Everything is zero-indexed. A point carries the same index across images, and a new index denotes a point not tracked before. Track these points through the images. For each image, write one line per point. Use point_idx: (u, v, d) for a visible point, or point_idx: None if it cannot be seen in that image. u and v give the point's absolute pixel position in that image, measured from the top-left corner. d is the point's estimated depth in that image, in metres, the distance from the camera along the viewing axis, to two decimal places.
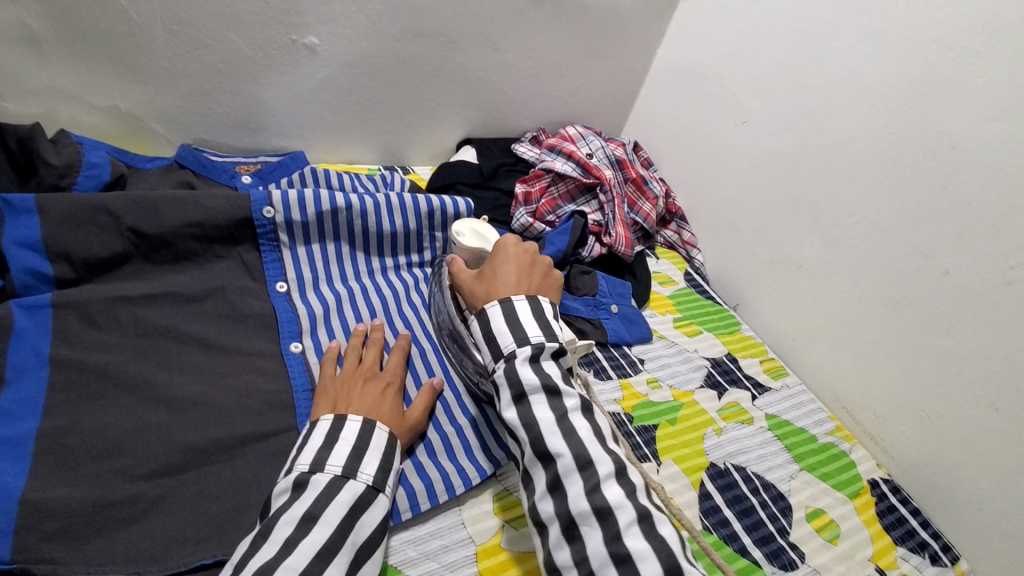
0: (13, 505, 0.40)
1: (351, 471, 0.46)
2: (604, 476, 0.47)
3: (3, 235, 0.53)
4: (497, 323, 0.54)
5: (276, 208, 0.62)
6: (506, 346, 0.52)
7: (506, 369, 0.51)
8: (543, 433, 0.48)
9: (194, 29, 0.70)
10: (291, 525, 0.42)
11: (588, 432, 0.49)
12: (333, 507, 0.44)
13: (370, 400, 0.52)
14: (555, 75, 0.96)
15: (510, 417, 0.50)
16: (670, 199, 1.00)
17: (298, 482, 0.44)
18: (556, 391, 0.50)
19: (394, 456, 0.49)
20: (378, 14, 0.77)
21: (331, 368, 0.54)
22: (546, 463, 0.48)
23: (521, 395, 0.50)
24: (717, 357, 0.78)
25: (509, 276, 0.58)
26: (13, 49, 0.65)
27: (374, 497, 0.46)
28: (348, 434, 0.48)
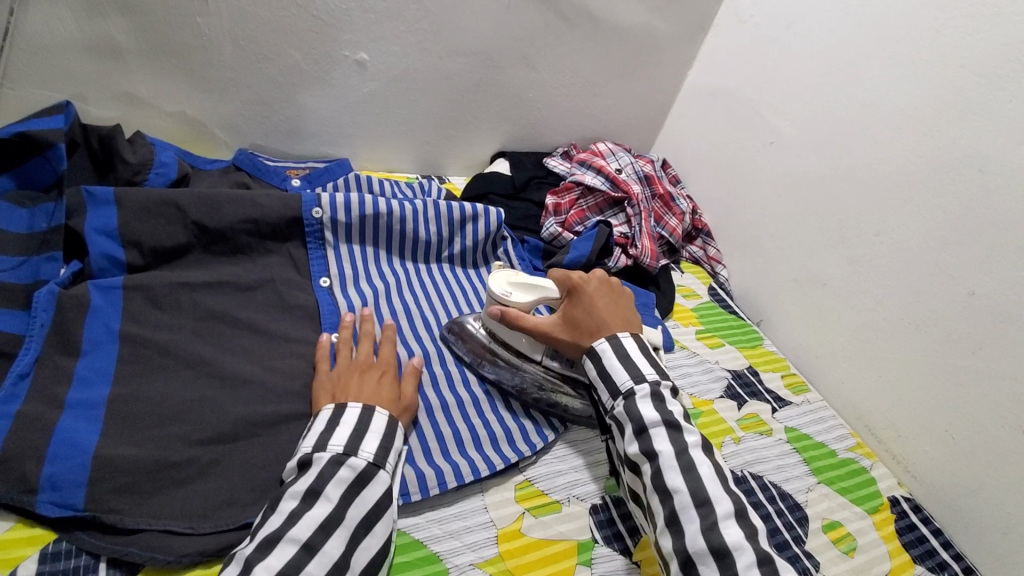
0: (88, 458, 0.45)
1: (351, 449, 0.48)
2: (724, 514, 0.47)
3: (85, 222, 0.59)
4: (611, 361, 0.56)
5: (324, 208, 0.68)
6: (622, 382, 0.55)
7: (626, 406, 0.54)
8: (661, 466, 0.50)
9: (258, 44, 0.77)
10: (296, 498, 0.44)
11: (708, 469, 0.50)
12: (333, 484, 0.45)
13: (368, 388, 0.54)
14: (588, 94, 1.00)
15: (633, 451, 0.52)
16: (696, 215, 1.02)
17: (301, 461, 0.46)
18: (678, 427, 0.52)
19: (395, 436, 0.51)
20: (424, 33, 0.83)
21: (325, 364, 0.56)
22: (664, 497, 0.49)
23: (641, 429, 0.52)
24: (739, 369, 0.80)
25: (602, 309, 0.60)
26: (99, 59, 0.72)
27: (374, 473, 0.47)
28: (349, 418, 0.50)
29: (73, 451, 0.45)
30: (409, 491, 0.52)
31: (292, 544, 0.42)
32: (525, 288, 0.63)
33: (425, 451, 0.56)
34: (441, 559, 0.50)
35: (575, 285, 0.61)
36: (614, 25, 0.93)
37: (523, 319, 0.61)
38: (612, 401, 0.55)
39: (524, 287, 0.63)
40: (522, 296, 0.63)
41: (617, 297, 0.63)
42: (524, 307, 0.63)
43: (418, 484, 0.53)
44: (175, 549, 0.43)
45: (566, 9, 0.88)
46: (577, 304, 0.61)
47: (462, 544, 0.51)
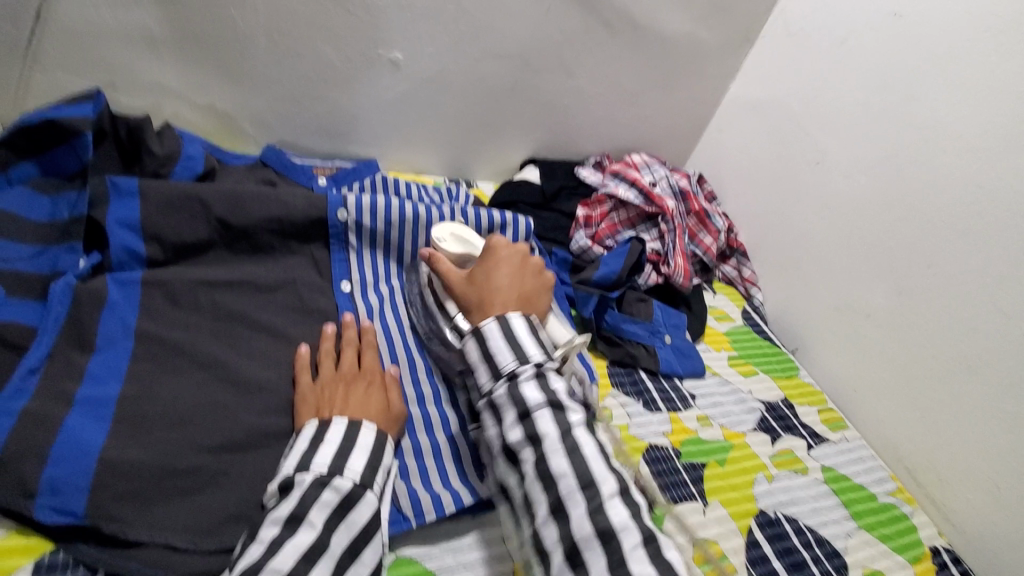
0: (92, 461, 0.43)
1: (337, 469, 0.45)
2: (609, 495, 0.44)
3: (108, 214, 0.57)
4: (494, 341, 0.52)
5: (349, 211, 0.66)
6: (504, 364, 0.51)
7: (509, 389, 0.49)
8: (546, 450, 0.47)
9: (292, 39, 0.75)
10: (276, 525, 0.42)
11: (592, 449, 0.47)
12: (317, 509, 0.43)
13: (353, 399, 0.51)
14: (624, 103, 0.97)
15: (514, 437, 0.48)
16: (732, 234, 0.98)
17: (281, 485, 0.44)
18: (562, 407, 0.49)
19: (384, 453, 0.48)
20: (460, 35, 0.80)
21: (306, 375, 0.53)
22: (546, 485, 0.46)
23: (525, 413, 0.48)
24: (773, 401, 0.75)
25: (502, 283, 0.58)
26: (132, 48, 0.71)
27: (361, 494, 0.45)
28: (333, 435, 0.47)
29: (78, 454, 0.43)
30: (423, 513, 0.49)
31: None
32: (463, 245, 0.67)
33: (440, 472, 0.53)
34: None
35: (491, 249, 0.60)
36: (655, 34, 0.90)
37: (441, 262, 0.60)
38: (492, 384, 0.51)
39: (461, 241, 0.67)
40: (452, 246, 0.66)
41: (525, 270, 0.61)
42: (450, 257, 0.66)
43: (433, 505, 0.50)
44: (177, 566, 0.41)
45: (608, 15, 0.85)
46: (482, 264, 0.60)
47: None
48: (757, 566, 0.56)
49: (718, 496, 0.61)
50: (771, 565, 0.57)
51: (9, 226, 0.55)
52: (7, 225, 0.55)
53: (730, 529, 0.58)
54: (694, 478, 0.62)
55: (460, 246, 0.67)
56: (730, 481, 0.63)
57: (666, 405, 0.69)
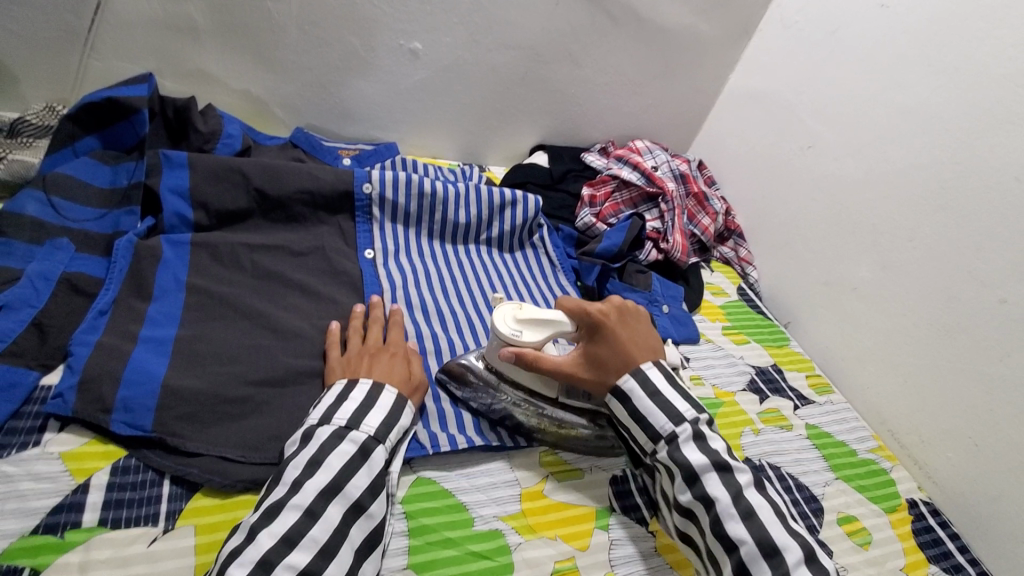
0: (157, 386, 0.49)
1: (354, 423, 0.50)
2: (795, 562, 0.46)
3: (161, 182, 0.64)
4: (646, 402, 0.55)
5: (373, 184, 0.72)
6: (661, 426, 0.53)
7: (670, 451, 0.53)
8: (720, 514, 0.49)
9: (321, 30, 0.82)
10: (298, 468, 0.46)
11: (768, 512, 0.49)
12: (335, 455, 0.47)
13: (377, 369, 0.55)
14: (629, 92, 1.03)
15: (686, 499, 0.51)
16: (729, 216, 1.03)
17: (304, 434, 0.48)
18: (728, 468, 0.51)
19: (401, 414, 0.53)
20: (476, 26, 0.87)
21: (336, 349, 0.57)
22: (728, 548, 0.48)
23: (692, 476, 0.51)
24: (763, 365, 0.81)
25: (625, 346, 0.57)
26: (177, 36, 0.78)
27: (374, 447, 0.49)
28: (357, 394, 0.52)
29: (144, 379, 0.49)
30: (439, 445, 0.56)
31: (296, 511, 0.44)
32: (539, 326, 0.58)
33: (456, 416, 0.59)
34: (467, 508, 0.53)
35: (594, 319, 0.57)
36: (658, 26, 0.95)
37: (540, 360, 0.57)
38: (652, 444, 0.54)
39: (535, 324, 0.58)
40: (534, 333, 0.58)
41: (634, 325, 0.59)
42: (535, 345, 0.58)
43: (448, 440, 0.56)
44: (230, 474, 0.47)
45: (613, 9, 0.91)
46: (595, 339, 0.57)
47: (487, 498, 0.55)
48: None
49: None
50: None
51: (77, 192, 0.62)
52: (75, 190, 0.62)
53: None
54: None
55: (537, 329, 0.58)
56: (719, 432, 0.68)
57: None
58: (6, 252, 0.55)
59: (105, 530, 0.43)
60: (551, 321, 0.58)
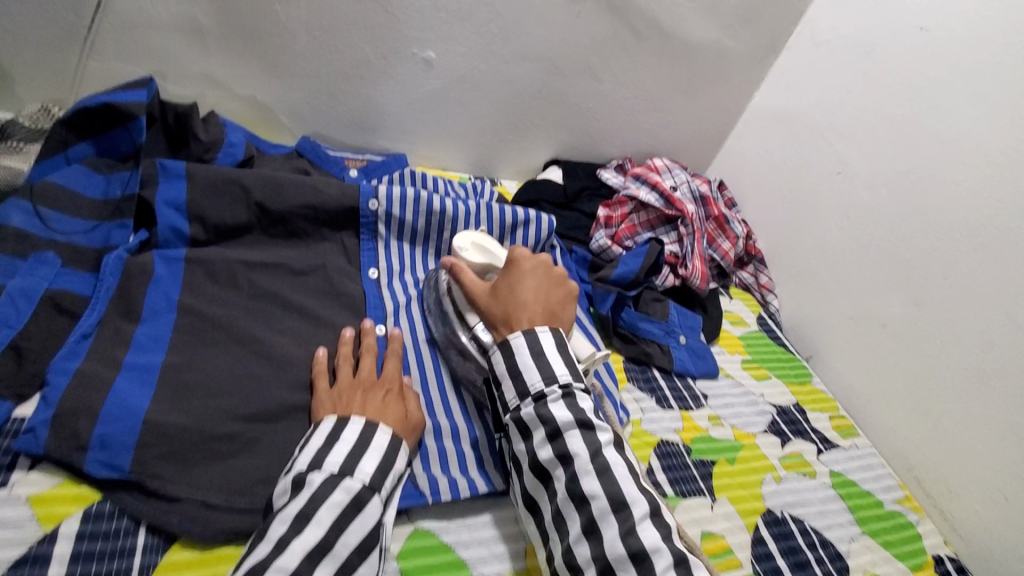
0: (138, 422, 0.46)
1: (347, 469, 0.46)
2: (640, 517, 0.46)
3: (157, 194, 0.61)
4: (524, 358, 0.52)
5: (380, 201, 0.68)
6: (533, 382, 0.52)
7: (536, 409, 0.51)
8: (577, 471, 0.48)
9: (332, 36, 0.78)
10: (284, 524, 0.42)
11: (622, 469, 0.49)
12: (326, 507, 0.43)
13: (371, 405, 0.52)
14: (650, 108, 0.99)
15: (545, 455, 0.49)
16: (750, 241, 0.99)
17: (294, 482, 0.44)
18: (589, 425, 0.50)
19: (396, 457, 0.49)
20: (492, 36, 0.83)
21: (324, 381, 0.53)
22: (580, 504, 0.47)
23: (554, 433, 0.49)
24: (784, 405, 0.76)
25: (527, 296, 0.57)
26: (181, 39, 0.75)
27: (369, 498, 0.45)
28: (350, 434, 0.48)
29: (125, 413, 0.45)
30: (439, 492, 0.51)
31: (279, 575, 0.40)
32: (483, 254, 0.65)
33: (460, 458, 0.55)
34: (468, 565, 0.49)
35: (514, 261, 0.59)
36: (683, 41, 0.91)
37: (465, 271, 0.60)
38: (517, 402, 0.52)
39: (482, 250, 0.65)
40: (475, 255, 0.65)
41: (553, 282, 0.59)
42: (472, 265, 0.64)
43: (449, 486, 0.52)
44: (210, 524, 0.44)
45: (637, 22, 0.87)
46: (506, 277, 0.58)
47: (490, 553, 0.51)
48: (763, 562, 0.57)
49: (726, 493, 0.62)
50: (776, 562, 0.58)
51: (66, 202, 0.59)
52: (64, 200, 0.59)
53: (738, 525, 0.59)
54: (703, 474, 0.63)
55: (480, 256, 0.65)
56: (739, 479, 0.64)
57: (679, 403, 0.70)
58: None
59: None
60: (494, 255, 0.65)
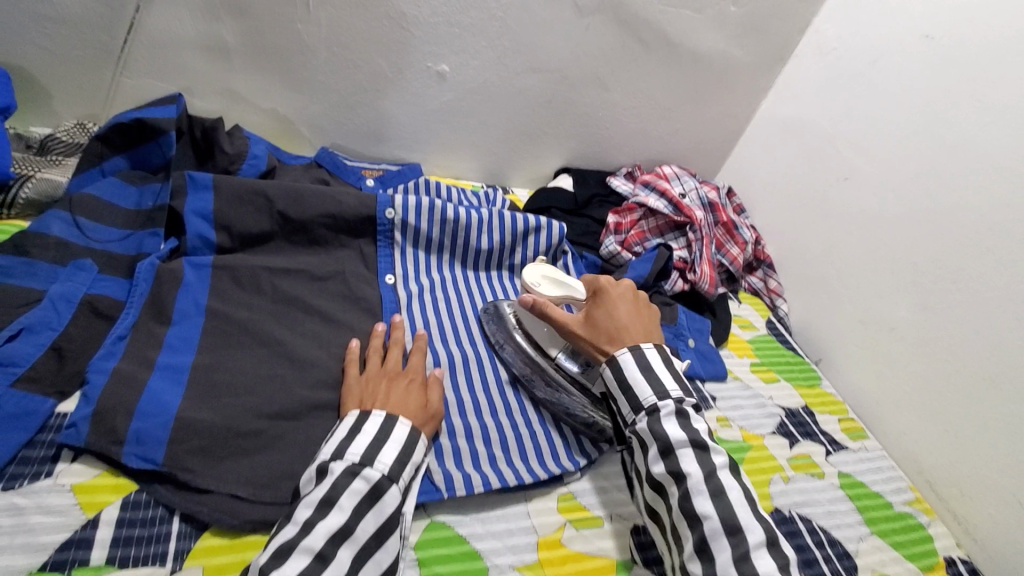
0: (170, 418, 0.48)
1: (368, 459, 0.47)
2: (756, 543, 0.46)
3: (186, 204, 0.64)
4: (631, 372, 0.55)
5: (396, 210, 0.71)
6: (645, 398, 0.54)
7: (650, 424, 0.52)
8: (690, 490, 0.49)
9: (350, 51, 0.82)
10: (310, 508, 0.44)
11: (738, 494, 0.48)
12: (348, 495, 0.45)
13: (394, 396, 0.54)
14: (658, 117, 1.01)
15: (658, 470, 0.51)
16: (759, 245, 1.00)
17: (317, 470, 0.46)
18: (703, 446, 0.50)
19: (415, 448, 0.50)
20: (504, 50, 0.86)
21: (353, 369, 0.57)
22: (693, 524, 0.47)
23: (667, 449, 0.51)
24: (793, 407, 0.78)
25: (626, 320, 0.60)
26: (208, 57, 0.79)
27: (388, 486, 0.47)
28: (371, 426, 0.50)
29: (158, 410, 0.48)
30: (455, 487, 0.53)
31: (307, 554, 0.42)
32: (558, 287, 0.69)
33: (473, 455, 0.57)
34: (481, 556, 0.51)
35: (603, 289, 0.63)
36: (690, 51, 0.93)
37: (550, 309, 0.62)
38: (633, 416, 0.54)
39: (556, 283, 0.69)
40: (549, 289, 0.68)
41: (642, 307, 0.63)
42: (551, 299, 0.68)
43: (464, 482, 0.54)
44: (240, 514, 0.46)
45: (645, 34, 0.89)
46: (602, 306, 0.62)
47: (503, 545, 0.52)
48: None
49: None
50: None
51: (102, 212, 0.62)
52: (101, 211, 0.62)
53: None
54: None
55: (557, 289, 0.69)
56: (748, 479, 0.65)
57: None
58: (30, 273, 0.55)
59: (112, 570, 0.42)
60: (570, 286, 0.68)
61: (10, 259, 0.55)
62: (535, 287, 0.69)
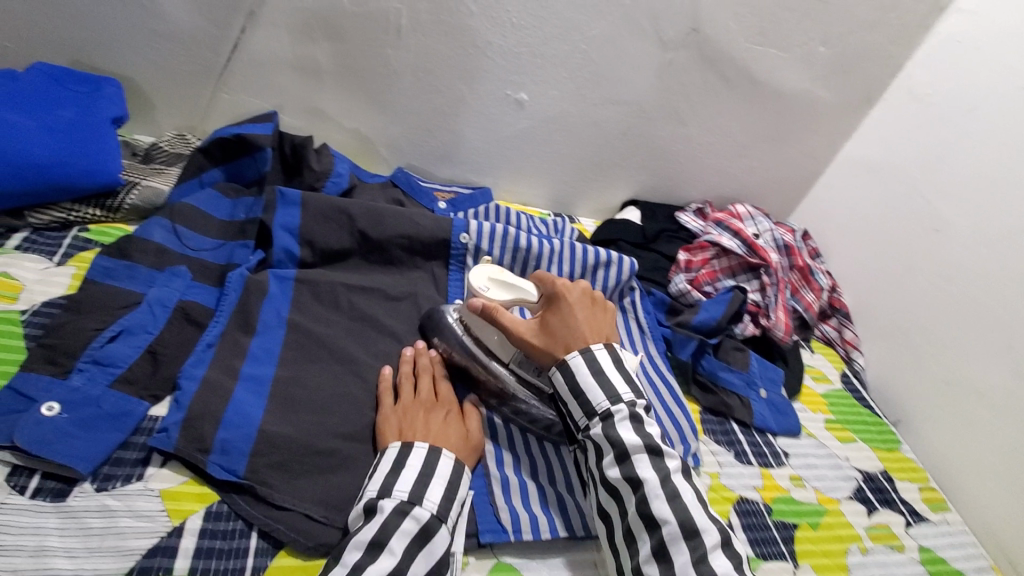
0: (253, 430, 0.50)
1: (417, 497, 0.47)
2: (712, 545, 0.45)
3: (275, 219, 0.66)
4: (585, 377, 0.53)
5: (470, 235, 0.72)
6: (596, 402, 0.52)
7: (604, 429, 0.51)
8: (647, 495, 0.48)
9: (434, 77, 0.84)
10: (359, 549, 0.43)
11: (693, 496, 0.48)
12: (398, 536, 0.44)
13: (434, 427, 0.54)
14: (734, 155, 0.98)
15: (613, 475, 0.50)
16: (835, 293, 0.96)
17: (366, 508, 0.46)
18: (659, 450, 0.50)
19: (460, 485, 0.50)
20: (585, 81, 0.86)
21: (387, 398, 0.56)
22: (651, 529, 0.47)
23: (623, 454, 0.50)
24: (871, 471, 0.73)
25: (580, 322, 0.57)
26: (302, 76, 0.82)
27: (436, 527, 0.46)
28: (415, 460, 0.49)
29: (241, 422, 0.50)
30: (521, 529, 0.52)
31: None
32: (508, 289, 0.62)
33: (540, 494, 0.56)
34: None
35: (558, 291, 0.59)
36: (773, 90, 0.91)
37: (501, 314, 0.58)
38: (587, 421, 0.53)
39: (504, 285, 0.62)
40: (499, 294, 0.61)
41: (598, 309, 0.59)
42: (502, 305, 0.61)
43: (530, 524, 0.53)
44: (313, 537, 0.46)
45: (728, 70, 0.87)
46: (555, 309, 0.58)
47: None
48: None
49: (809, 559, 0.60)
50: None
51: (199, 221, 0.65)
52: (197, 220, 0.65)
53: None
54: (784, 537, 0.61)
55: (506, 292, 0.62)
56: (823, 547, 0.62)
57: (758, 460, 0.69)
58: (130, 276, 0.58)
59: None
60: (520, 288, 0.62)
61: (114, 262, 0.59)
62: (484, 292, 0.61)
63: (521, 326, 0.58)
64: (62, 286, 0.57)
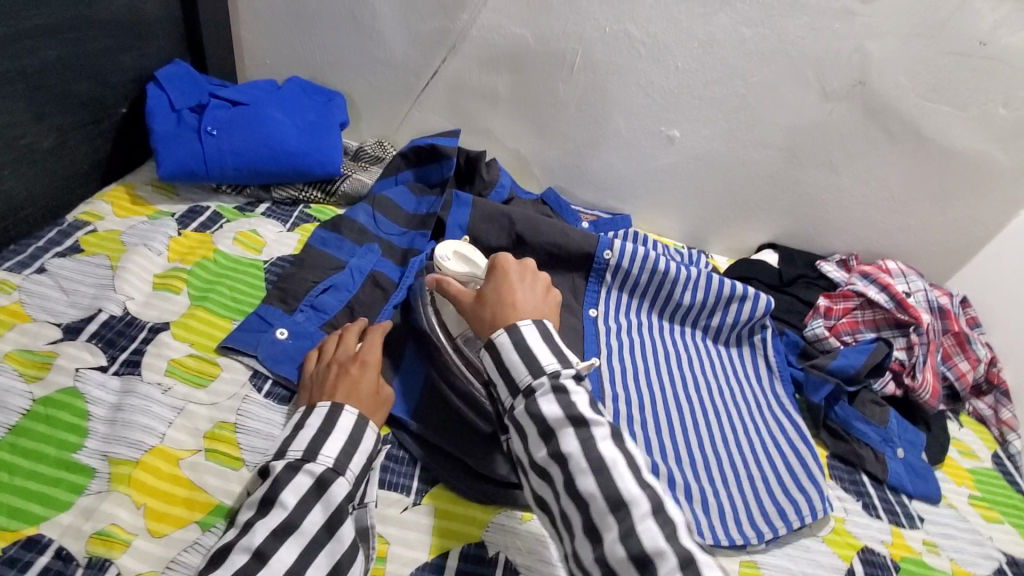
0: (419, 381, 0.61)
1: (310, 454, 0.46)
2: None
3: (451, 217, 0.76)
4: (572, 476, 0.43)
5: (614, 253, 0.77)
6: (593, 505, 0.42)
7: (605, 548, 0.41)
8: None
9: (595, 109, 0.93)
10: (251, 509, 0.44)
11: None
12: (289, 491, 0.44)
13: (341, 386, 0.52)
14: (887, 210, 0.96)
15: None
16: (993, 367, 0.89)
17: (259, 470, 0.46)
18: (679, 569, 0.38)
19: (362, 438, 0.49)
20: (738, 124, 0.90)
21: (310, 361, 0.56)
22: None
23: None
24: (1020, 557, 0.67)
25: (517, 298, 0.54)
26: (482, 102, 0.96)
27: (333, 480, 0.46)
28: (314, 420, 0.49)
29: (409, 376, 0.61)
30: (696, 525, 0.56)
31: (244, 552, 0.41)
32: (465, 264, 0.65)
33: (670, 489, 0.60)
34: None
35: (499, 267, 0.58)
36: (942, 147, 0.88)
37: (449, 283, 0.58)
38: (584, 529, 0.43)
39: (464, 260, 0.66)
40: (456, 266, 0.65)
41: (543, 290, 0.58)
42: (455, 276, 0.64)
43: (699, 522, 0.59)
44: (457, 478, 0.55)
45: (892, 124, 0.87)
46: (492, 284, 0.56)
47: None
48: None
49: None
50: None
51: (391, 211, 0.79)
52: (391, 210, 0.79)
53: None
54: None
55: (463, 266, 0.65)
56: None
57: (888, 516, 0.66)
58: (338, 246, 0.72)
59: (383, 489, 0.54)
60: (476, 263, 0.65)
61: (329, 233, 0.73)
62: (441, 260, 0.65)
63: (461, 303, 0.57)
64: (291, 247, 0.72)
